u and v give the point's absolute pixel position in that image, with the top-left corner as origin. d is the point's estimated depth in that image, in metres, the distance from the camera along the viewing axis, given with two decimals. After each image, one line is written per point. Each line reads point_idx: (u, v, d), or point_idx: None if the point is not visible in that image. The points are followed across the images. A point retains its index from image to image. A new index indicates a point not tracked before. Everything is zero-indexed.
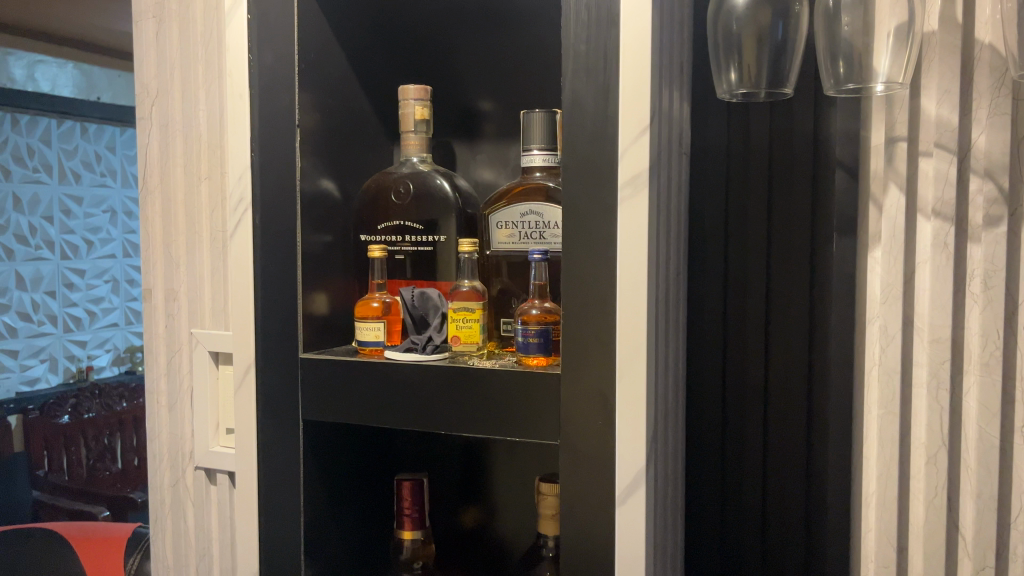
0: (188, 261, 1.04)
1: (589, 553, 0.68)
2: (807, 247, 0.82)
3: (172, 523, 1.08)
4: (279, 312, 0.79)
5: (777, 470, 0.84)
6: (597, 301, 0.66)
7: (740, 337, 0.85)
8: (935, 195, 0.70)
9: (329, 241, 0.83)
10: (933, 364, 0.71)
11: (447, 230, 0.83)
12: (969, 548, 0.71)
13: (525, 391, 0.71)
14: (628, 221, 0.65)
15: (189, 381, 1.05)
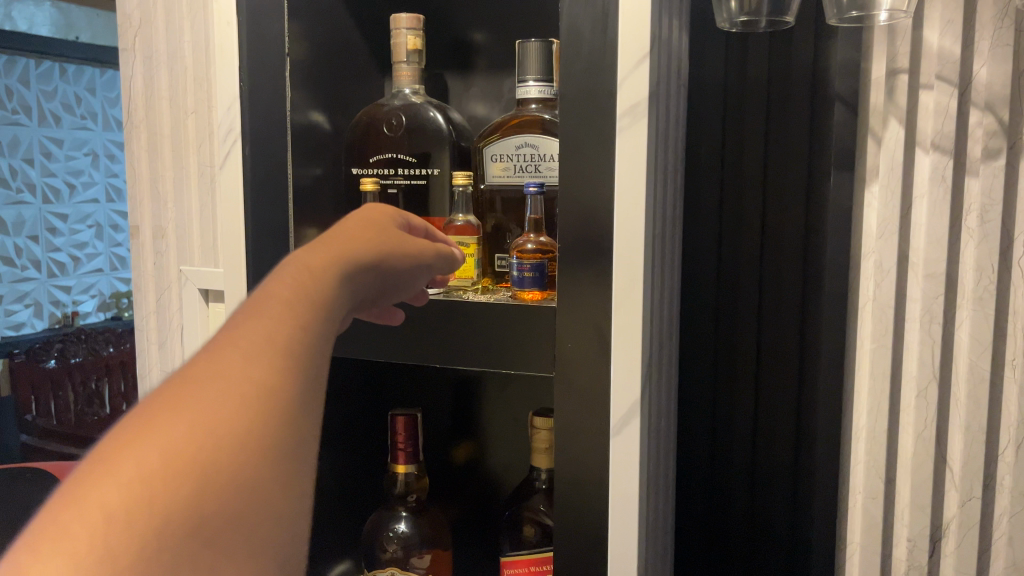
0: (175, 198, 1.02)
1: (582, 484, 0.68)
2: (803, 183, 0.81)
3: None
4: (268, 246, 0.79)
5: (770, 406, 0.84)
6: (593, 233, 0.66)
7: (735, 274, 0.85)
8: (935, 128, 0.70)
9: (320, 175, 0.82)
10: (927, 299, 0.72)
11: (440, 163, 0.81)
12: (956, 479, 0.73)
13: (520, 324, 0.71)
14: (626, 151, 0.64)
15: (179, 319, 1.05)
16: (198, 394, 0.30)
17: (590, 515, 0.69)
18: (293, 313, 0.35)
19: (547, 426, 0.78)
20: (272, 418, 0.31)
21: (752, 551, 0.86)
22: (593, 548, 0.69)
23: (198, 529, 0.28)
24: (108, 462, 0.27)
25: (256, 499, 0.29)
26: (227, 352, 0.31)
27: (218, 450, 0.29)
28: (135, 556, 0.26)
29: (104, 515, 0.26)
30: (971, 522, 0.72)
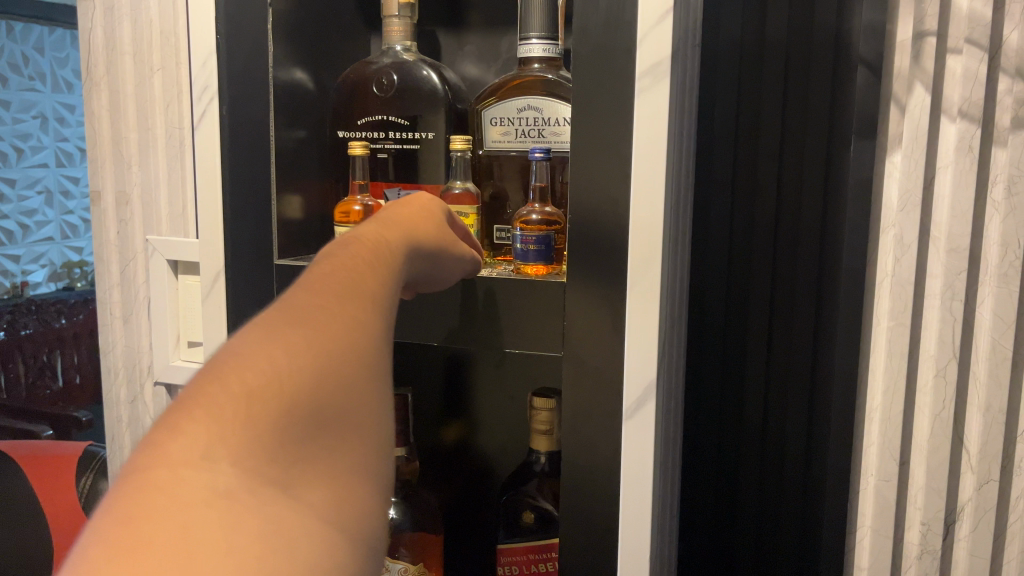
0: (140, 161, 0.96)
1: (592, 470, 0.65)
2: (822, 150, 0.77)
3: (131, 442, 1.03)
4: (248, 213, 0.72)
5: (780, 386, 0.81)
6: (608, 202, 0.61)
7: (746, 246, 0.81)
8: (962, 94, 0.66)
9: (303, 137, 0.76)
10: (948, 274, 0.69)
11: (435, 126, 0.75)
12: (973, 461, 0.70)
13: (525, 300, 0.66)
14: (645, 113, 0.59)
15: (147, 291, 0.99)
16: (296, 330, 0.32)
17: (599, 503, 0.65)
18: (363, 273, 0.38)
19: (548, 407, 0.73)
20: (361, 352, 0.33)
21: (761, 534, 0.84)
22: (602, 537, 0.65)
23: (306, 440, 0.30)
24: (224, 380, 0.29)
25: (352, 423, 0.32)
26: (312, 299, 0.34)
27: (323, 372, 0.31)
28: (259, 457, 0.28)
29: (233, 418, 0.28)
30: (987, 505, 0.70)
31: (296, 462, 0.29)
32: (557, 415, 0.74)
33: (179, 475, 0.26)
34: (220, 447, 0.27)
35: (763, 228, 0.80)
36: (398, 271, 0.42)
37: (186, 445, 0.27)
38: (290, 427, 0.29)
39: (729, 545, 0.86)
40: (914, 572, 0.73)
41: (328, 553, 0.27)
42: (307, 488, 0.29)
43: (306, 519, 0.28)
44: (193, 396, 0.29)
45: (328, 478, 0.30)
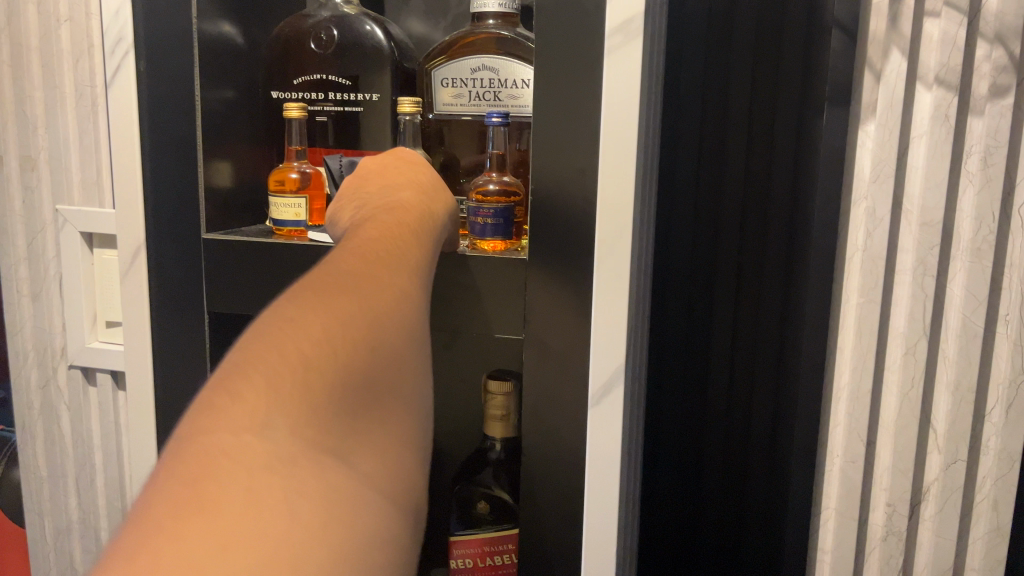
0: (47, 122, 0.86)
1: (555, 459, 0.60)
2: (794, 119, 0.73)
3: (45, 430, 0.95)
4: (172, 181, 0.65)
5: (747, 365, 0.78)
6: (575, 173, 0.56)
7: (714, 219, 0.78)
8: (939, 59, 0.63)
9: (232, 98, 0.69)
10: (921, 249, 0.66)
11: (380, 87, 0.68)
12: (940, 441, 0.68)
13: (481, 278, 0.61)
14: (615, 75, 0.54)
15: (58, 266, 0.90)
16: (338, 310, 0.34)
17: (562, 494, 0.61)
18: (388, 267, 0.40)
19: (503, 391, 0.69)
20: (394, 334, 0.36)
21: (722, 515, 0.81)
22: (564, 531, 0.61)
23: (351, 414, 0.32)
24: (279, 349, 0.31)
25: (387, 396, 0.34)
26: (348, 283, 0.36)
27: (364, 349, 0.33)
28: (314, 425, 0.30)
29: (286, 387, 0.30)
30: (954, 485, 0.69)
31: (342, 433, 0.31)
32: (512, 401, 0.70)
33: (242, 437, 0.28)
34: (277, 413, 0.29)
35: (730, 200, 0.77)
36: (407, 253, 0.44)
37: (247, 408, 0.29)
38: (334, 399, 0.31)
39: (692, 529, 0.83)
40: (879, 554, 0.71)
41: (372, 517, 0.30)
42: (352, 456, 0.31)
43: (352, 485, 0.30)
44: (248, 364, 0.31)
45: (368, 450, 0.32)
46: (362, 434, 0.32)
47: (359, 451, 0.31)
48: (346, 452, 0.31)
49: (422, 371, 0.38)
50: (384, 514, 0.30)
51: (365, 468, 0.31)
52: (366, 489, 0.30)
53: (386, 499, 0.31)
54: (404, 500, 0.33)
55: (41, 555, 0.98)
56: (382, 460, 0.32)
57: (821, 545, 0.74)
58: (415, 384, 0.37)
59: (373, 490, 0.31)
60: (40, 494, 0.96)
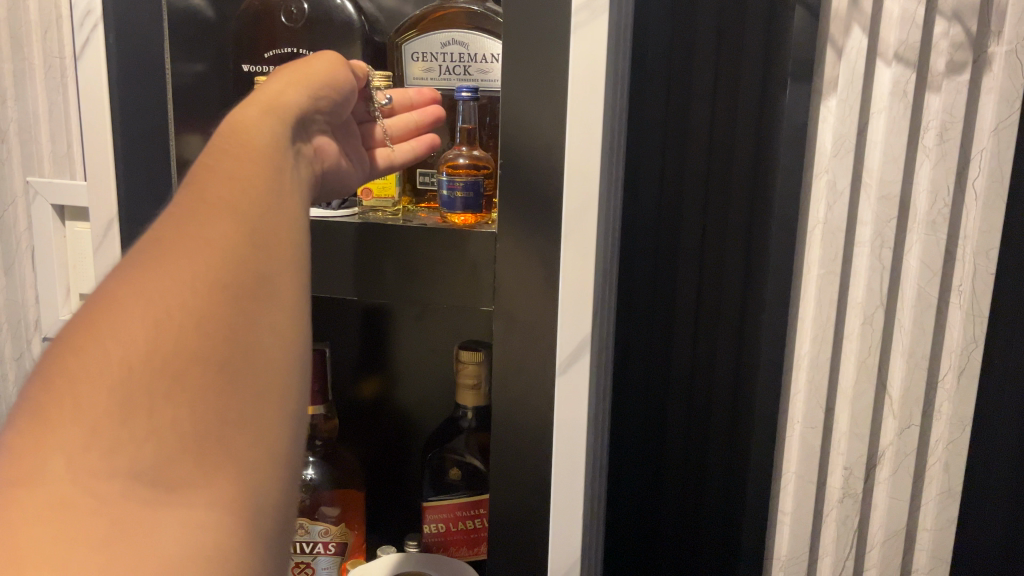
0: (15, 94, 0.86)
1: (523, 426, 0.62)
2: (757, 93, 0.75)
3: (19, 402, 0.95)
4: (143, 155, 0.66)
5: (709, 333, 0.80)
6: (542, 147, 0.57)
7: (679, 192, 0.79)
8: (898, 36, 0.65)
9: (201, 71, 0.69)
10: (879, 222, 0.68)
11: (350, 60, 0.68)
12: (895, 406, 0.71)
13: (451, 252, 0.62)
14: (581, 51, 0.55)
15: (29, 240, 0.90)
16: (160, 307, 0.32)
17: (530, 462, 0.62)
18: (249, 217, 0.37)
19: (475, 360, 0.71)
20: (238, 316, 0.34)
21: (685, 480, 0.84)
22: (533, 497, 0.63)
23: (178, 417, 0.30)
24: (81, 377, 0.29)
25: (231, 383, 0.33)
26: (188, 256, 0.33)
27: (179, 358, 0.31)
28: (121, 447, 0.29)
29: (94, 415, 0.29)
30: (907, 449, 0.72)
31: (167, 439, 0.30)
32: (484, 369, 0.71)
33: (28, 490, 0.27)
34: (75, 450, 0.28)
35: (697, 173, 0.78)
36: (274, 188, 0.40)
37: (43, 445, 0.28)
38: (149, 412, 0.30)
39: (658, 493, 0.85)
40: (836, 515, 0.74)
41: (184, 536, 0.29)
42: (173, 463, 0.30)
43: (162, 510, 0.29)
44: (50, 387, 0.29)
45: (203, 452, 0.31)
46: (196, 436, 0.31)
47: (185, 456, 0.30)
48: (170, 463, 0.30)
49: (284, 347, 0.36)
50: (210, 524, 0.30)
51: (188, 468, 0.30)
52: (192, 503, 0.30)
53: (217, 506, 0.30)
54: (259, 491, 0.32)
55: None
56: (225, 459, 0.31)
57: (781, 508, 0.76)
58: (273, 357, 0.35)
59: (200, 504, 0.30)
60: None
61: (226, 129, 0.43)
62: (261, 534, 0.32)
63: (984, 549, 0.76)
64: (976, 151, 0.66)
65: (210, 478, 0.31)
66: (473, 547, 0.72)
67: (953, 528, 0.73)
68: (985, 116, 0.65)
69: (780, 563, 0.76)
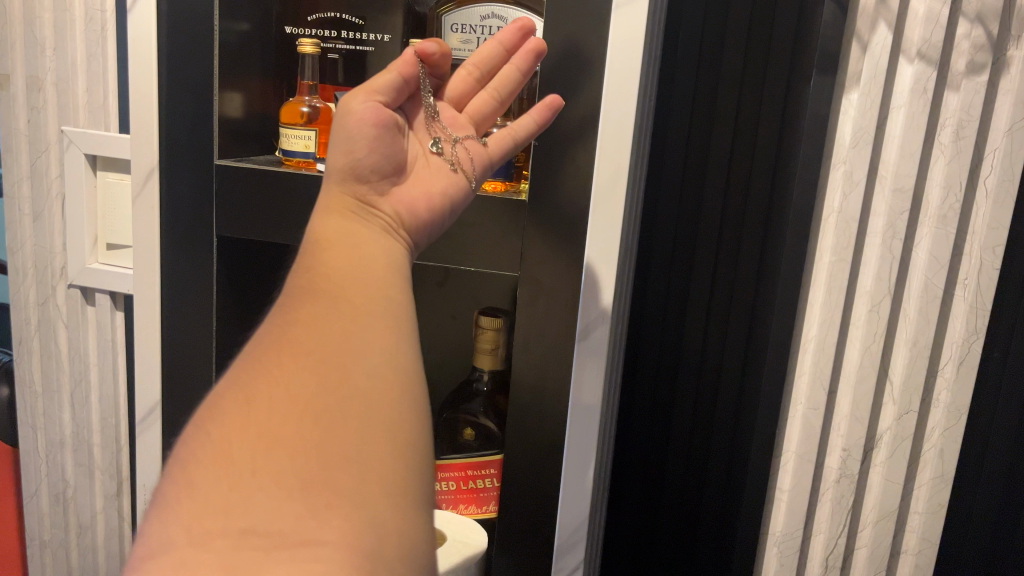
0: (55, 44, 0.88)
1: (541, 390, 0.64)
2: (782, 84, 0.77)
3: (41, 345, 0.97)
4: (185, 110, 0.67)
5: (721, 313, 0.83)
6: (576, 121, 0.59)
7: (701, 177, 0.82)
8: (922, 34, 0.67)
9: (246, 31, 0.70)
10: (892, 214, 0.70)
11: (390, 28, 0.71)
12: (895, 392, 0.74)
13: (478, 216, 0.64)
14: (620, 31, 0.57)
15: (61, 187, 0.92)
16: (264, 384, 0.36)
17: (545, 426, 0.65)
18: (336, 290, 0.41)
19: (494, 326, 0.73)
20: (333, 373, 0.37)
21: (691, 453, 0.88)
22: (545, 459, 0.65)
23: (289, 469, 0.34)
24: (211, 453, 0.34)
25: (341, 430, 0.35)
26: (298, 333, 0.38)
27: (284, 421, 0.35)
28: (235, 511, 0.33)
29: (218, 486, 0.33)
30: (905, 434, 0.74)
31: (281, 489, 0.33)
32: (502, 335, 0.73)
33: (163, 561, 0.32)
34: (199, 523, 0.33)
35: (719, 158, 0.81)
36: (367, 259, 0.44)
37: (175, 520, 0.33)
38: (259, 477, 0.33)
39: (662, 463, 0.89)
40: (832, 494, 0.77)
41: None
42: (283, 510, 0.33)
43: (272, 557, 0.32)
44: (187, 466, 0.35)
45: (312, 496, 0.33)
46: (307, 482, 0.34)
47: (295, 502, 0.33)
48: (280, 513, 0.33)
49: (398, 391, 0.38)
50: (323, 561, 0.32)
51: (296, 514, 0.33)
52: (306, 546, 0.32)
53: (330, 542, 0.32)
54: (373, 519, 0.34)
55: (31, 468, 1.02)
56: (336, 498, 0.34)
57: (778, 486, 0.79)
58: (381, 395, 0.37)
59: (313, 546, 0.32)
60: (35, 409, 1.00)
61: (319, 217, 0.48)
62: (380, 565, 0.33)
63: (974, 533, 0.79)
64: (989, 150, 0.68)
65: (321, 519, 0.33)
66: (482, 505, 0.74)
67: (944, 512, 0.76)
68: (1002, 116, 0.68)
69: (775, 539, 0.79)
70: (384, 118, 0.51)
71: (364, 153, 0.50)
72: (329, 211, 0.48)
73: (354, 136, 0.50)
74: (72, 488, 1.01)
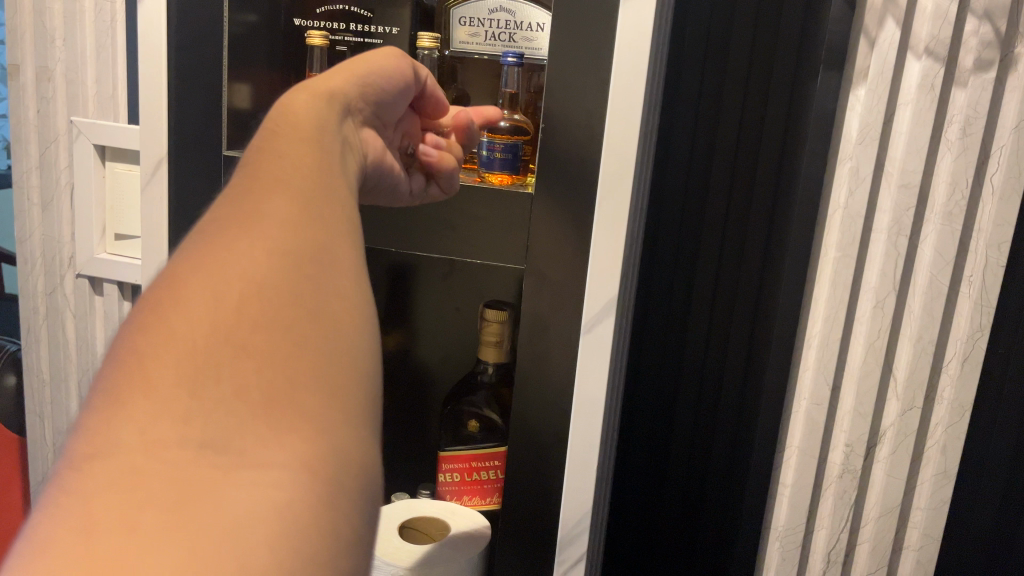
0: (65, 35, 0.88)
1: (545, 382, 0.65)
2: (789, 80, 0.77)
3: (48, 334, 0.98)
4: (193, 101, 0.68)
5: (726, 307, 0.84)
6: (584, 114, 0.60)
7: (706, 172, 0.83)
8: (930, 31, 0.67)
9: (254, 23, 0.70)
10: (897, 210, 0.70)
11: (399, 20, 0.71)
12: (899, 388, 0.74)
13: (486, 210, 0.64)
14: (628, 25, 0.57)
15: (69, 178, 0.93)
16: (225, 280, 0.32)
17: (549, 418, 0.65)
18: (302, 193, 0.37)
19: (499, 319, 0.73)
20: (304, 282, 0.33)
21: (693, 448, 0.88)
22: (549, 452, 0.66)
23: (252, 383, 0.30)
24: (159, 350, 0.29)
25: (311, 348, 0.32)
26: (260, 230, 0.34)
27: (248, 327, 0.31)
28: (188, 419, 0.28)
29: (169, 389, 0.28)
30: (908, 429, 0.75)
31: (242, 404, 0.29)
32: (507, 328, 0.74)
33: (93, 465, 0.26)
34: (144, 424, 0.27)
35: (725, 154, 0.81)
36: (332, 175, 0.41)
37: (109, 416, 0.27)
38: (220, 387, 0.29)
39: (666, 458, 0.90)
40: (835, 489, 0.77)
41: (257, 499, 0.27)
42: (243, 430, 0.29)
43: (231, 477, 0.27)
44: (120, 365, 0.29)
45: (276, 417, 0.29)
46: (270, 401, 0.30)
47: (260, 419, 0.29)
48: (241, 427, 0.29)
49: (358, 318, 0.35)
50: (289, 486, 0.28)
51: (260, 435, 0.29)
52: (267, 468, 0.28)
53: (295, 470, 0.29)
54: (340, 452, 0.30)
55: (39, 455, 1.02)
56: (304, 421, 0.30)
57: (781, 481, 0.79)
58: (345, 318, 0.34)
59: (280, 472, 0.28)
60: (43, 397, 1.01)
61: (280, 117, 0.43)
62: (344, 503, 0.30)
63: (975, 529, 0.79)
64: (996, 147, 0.68)
65: (287, 443, 0.29)
66: (486, 497, 0.75)
67: (945, 508, 0.76)
68: (1008, 113, 0.68)
69: (777, 533, 0.80)
70: (402, 78, 0.55)
71: (380, 84, 0.53)
72: (315, 92, 0.46)
73: (379, 68, 0.53)
74: None
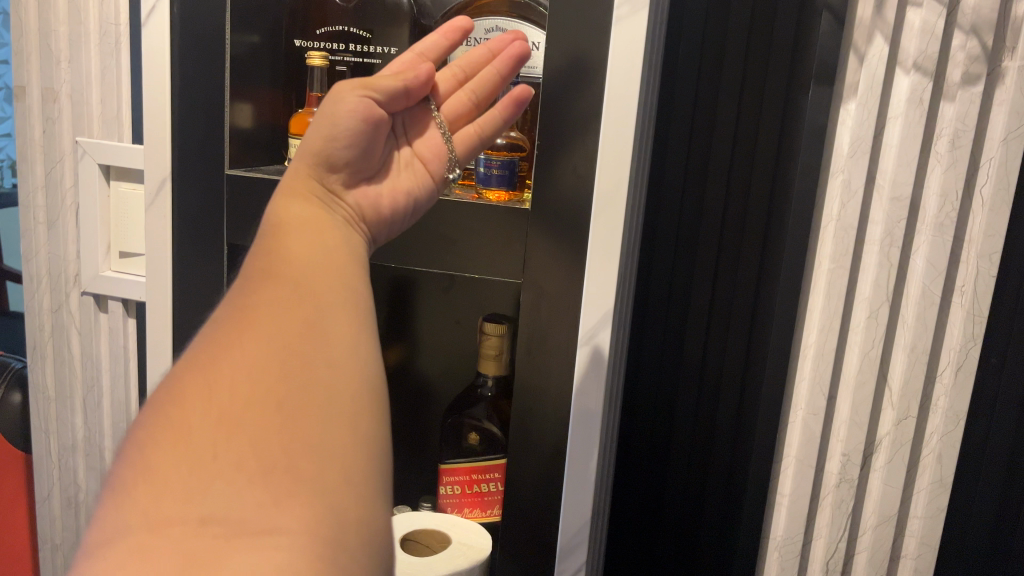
0: (70, 56, 0.90)
1: (544, 394, 0.66)
2: (781, 95, 0.79)
3: (55, 352, 1.00)
4: (196, 120, 0.69)
5: (722, 319, 0.85)
6: (578, 130, 0.61)
7: (701, 186, 0.84)
8: (918, 47, 0.68)
9: (257, 43, 0.71)
10: (889, 221, 0.71)
11: (396, 41, 0.72)
12: (894, 398, 0.75)
13: (483, 224, 0.65)
14: (620, 44, 0.59)
15: (73, 198, 0.94)
16: (224, 370, 0.37)
17: (547, 429, 0.66)
18: (297, 280, 0.42)
19: (498, 332, 0.74)
20: (296, 363, 0.38)
21: (692, 457, 0.89)
22: (547, 463, 0.67)
23: (249, 458, 0.35)
24: (167, 439, 0.35)
25: (307, 420, 0.37)
26: (256, 321, 0.39)
27: (243, 409, 0.36)
28: (193, 497, 0.33)
29: (175, 473, 0.34)
30: (904, 439, 0.76)
31: (241, 478, 0.34)
32: (506, 341, 0.75)
33: (113, 546, 0.32)
34: (155, 508, 0.33)
35: (720, 167, 0.83)
36: (330, 256, 0.45)
37: (127, 502, 0.33)
38: (220, 465, 0.34)
39: (664, 468, 0.90)
40: (832, 498, 0.78)
41: (256, 560, 0.32)
42: (243, 500, 0.34)
43: (234, 541, 0.33)
44: (135, 456, 0.35)
45: (275, 485, 0.34)
46: (267, 471, 0.35)
47: (258, 490, 0.34)
48: (239, 500, 0.34)
49: (357, 383, 0.40)
50: (285, 547, 0.33)
51: (261, 504, 0.34)
52: (266, 532, 0.33)
53: (292, 530, 0.34)
54: (336, 509, 0.35)
55: (44, 472, 1.03)
56: (298, 487, 0.35)
57: (779, 490, 0.80)
58: (342, 388, 0.39)
59: (277, 533, 0.33)
60: (47, 414, 1.02)
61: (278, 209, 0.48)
62: (341, 554, 0.34)
63: (971, 538, 0.80)
64: (985, 159, 0.70)
65: (284, 508, 0.34)
66: (486, 508, 0.76)
67: (942, 517, 0.77)
68: (996, 126, 0.69)
69: (776, 543, 0.80)
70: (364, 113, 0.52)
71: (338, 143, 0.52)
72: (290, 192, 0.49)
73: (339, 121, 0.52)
74: (84, 491, 1.03)
